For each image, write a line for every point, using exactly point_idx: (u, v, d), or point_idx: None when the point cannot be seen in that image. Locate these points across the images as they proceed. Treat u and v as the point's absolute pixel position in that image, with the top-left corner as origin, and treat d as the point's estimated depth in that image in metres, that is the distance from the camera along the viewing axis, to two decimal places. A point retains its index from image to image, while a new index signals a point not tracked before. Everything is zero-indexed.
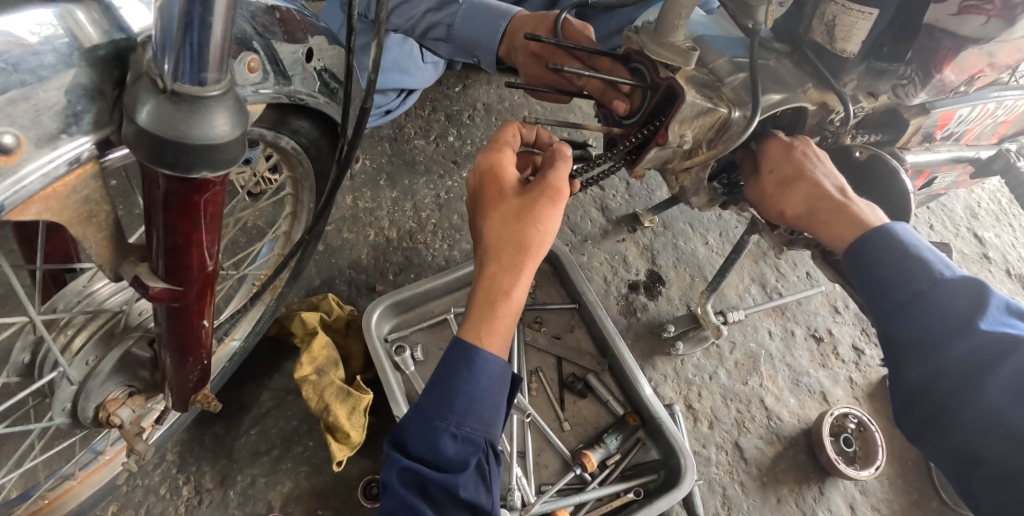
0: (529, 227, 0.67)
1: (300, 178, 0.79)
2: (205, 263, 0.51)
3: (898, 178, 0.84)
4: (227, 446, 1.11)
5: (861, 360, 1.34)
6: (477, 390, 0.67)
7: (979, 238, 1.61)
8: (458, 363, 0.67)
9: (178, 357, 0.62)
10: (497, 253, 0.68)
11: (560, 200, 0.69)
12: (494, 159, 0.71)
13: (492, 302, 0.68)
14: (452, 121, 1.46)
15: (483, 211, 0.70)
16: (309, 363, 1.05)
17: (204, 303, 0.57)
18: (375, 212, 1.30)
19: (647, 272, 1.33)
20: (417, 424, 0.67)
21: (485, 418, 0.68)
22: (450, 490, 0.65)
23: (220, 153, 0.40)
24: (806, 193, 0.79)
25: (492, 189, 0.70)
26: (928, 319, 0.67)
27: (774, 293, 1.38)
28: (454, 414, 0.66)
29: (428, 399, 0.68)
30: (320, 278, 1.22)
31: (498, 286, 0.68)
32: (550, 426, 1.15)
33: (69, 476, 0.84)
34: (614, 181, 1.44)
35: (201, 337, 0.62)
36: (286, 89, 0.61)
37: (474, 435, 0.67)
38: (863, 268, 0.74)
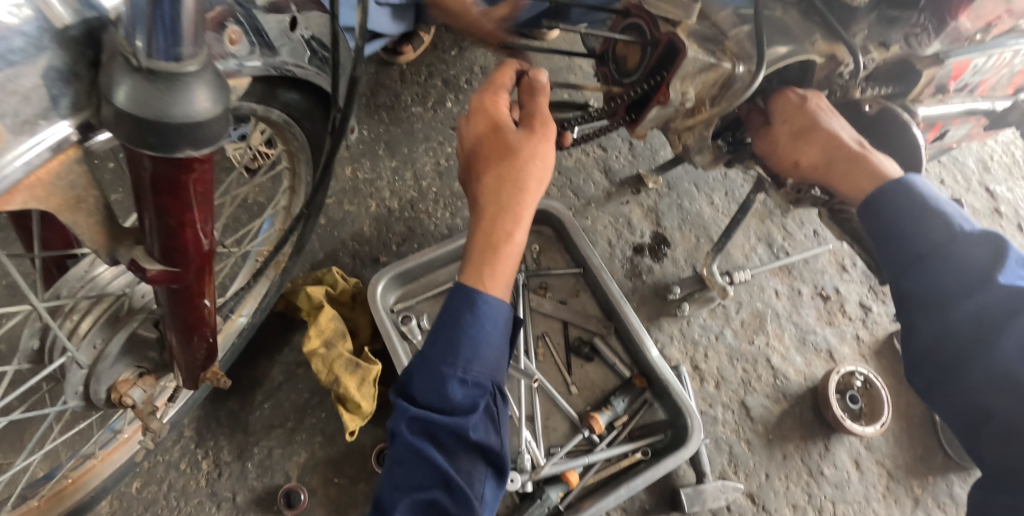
0: (528, 164, 0.67)
1: (295, 150, 0.78)
2: (202, 244, 0.50)
3: (910, 136, 0.81)
4: (242, 421, 1.13)
5: (868, 317, 1.33)
6: (484, 333, 0.66)
7: (991, 192, 1.58)
8: (462, 308, 0.66)
9: (183, 337, 0.62)
10: (495, 193, 0.67)
11: (550, 136, 0.69)
12: (490, 103, 0.70)
13: (494, 244, 0.67)
14: (449, 87, 1.42)
15: (477, 154, 0.69)
16: (317, 336, 1.06)
17: (205, 283, 0.56)
18: (376, 183, 1.29)
19: (652, 235, 1.31)
20: (423, 371, 0.65)
21: (491, 362, 0.67)
22: (460, 433, 0.65)
23: (203, 131, 0.38)
24: (823, 143, 0.77)
25: (483, 131, 0.69)
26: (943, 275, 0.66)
27: (781, 252, 1.36)
28: (461, 359, 0.65)
29: (432, 346, 0.66)
30: (323, 251, 1.22)
31: (501, 227, 0.67)
32: (558, 390, 1.15)
33: (89, 455, 0.87)
34: (617, 141, 1.39)
35: (207, 315, 0.61)
36: (273, 60, 0.59)
37: (481, 378, 0.66)
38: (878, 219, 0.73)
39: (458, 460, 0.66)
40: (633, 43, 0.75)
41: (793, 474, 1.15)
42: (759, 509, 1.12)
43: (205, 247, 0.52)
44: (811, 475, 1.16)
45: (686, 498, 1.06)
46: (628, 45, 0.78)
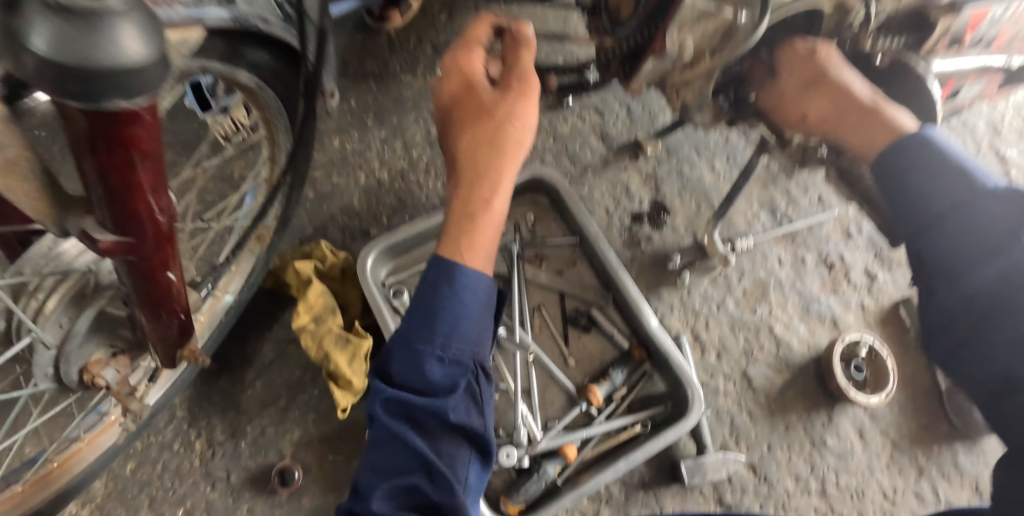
0: (506, 124, 0.64)
1: (271, 119, 0.75)
2: (156, 212, 0.47)
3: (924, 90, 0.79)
4: (234, 399, 1.11)
5: (874, 284, 1.29)
6: (463, 308, 0.62)
7: (1001, 155, 1.53)
8: (439, 281, 0.61)
9: (151, 313, 0.59)
10: (472, 156, 0.64)
11: (532, 95, 0.66)
12: (465, 62, 0.67)
13: (471, 212, 0.63)
14: (439, 52, 1.36)
15: (454, 116, 0.66)
16: (306, 312, 1.03)
17: (166, 254, 0.53)
18: (365, 153, 1.25)
19: (650, 203, 1.26)
20: (400, 349, 0.61)
21: (473, 338, 0.62)
22: (439, 416, 0.60)
23: (136, 78, 0.34)
24: (832, 95, 0.73)
25: (460, 92, 0.66)
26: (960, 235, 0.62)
27: (784, 219, 1.31)
28: (438, 335, 0.60)
29: (409, 321, 0.62)
30: (312, 225, 1.19)
31: (477, 192, 0.64)
32: (555, 362, 1.13)
33: (76, 438, 0.86)
34: (615, 106, 1.33)
35: (174, 290, 0.59)
36: (234, 10, 0.58)
37: (462, 356, 0.61)
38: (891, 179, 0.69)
39: (440, 445, 0.60)
40: None
41: (795, 445, 1.13)
42: (759, 480, 1.11)
43: (161, 216, 0.48)
44: (813, 446, 1.14)
45: (686, 470, 1.05)
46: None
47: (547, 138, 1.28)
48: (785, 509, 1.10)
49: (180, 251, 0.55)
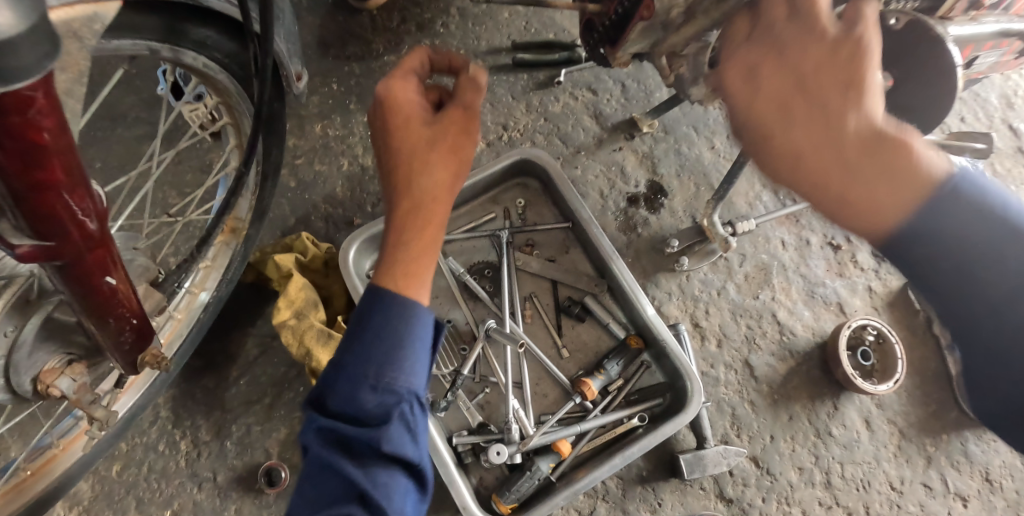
0: (438, 165, 0.64)
1: (232, 104, 0.72)
2: (79, 210, 0.44)
3: (943, 56, 0.65)
4: (218, 398, 1.08)
5: (882, 267, 1.24)
6: (395, 336, 0.59)
7: (1014, 129, 1.46)
8: (371, 307, 0.60)
9: (95, 319, 0.56)
10: (406, 184, 0.64)
11: (470, 135, 0.66)
12: (400, 93, 0.65)
13: (404, 239, 0.64)
14: (424, 31, 1.29)
15: (391, 142, 0.65)
16: (287, 308, 0.99)
17: (97, 256, 0.50)
18: (347, 139, 1.20)
19: (647, 184, 1.20)
20: (335, 377, 0.58)
21: (406, 367, 0.58)
22: (372, 445, 0.56)
23: (11, 57, 0.31)
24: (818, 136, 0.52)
25: (397, 119, 0.65)
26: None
27: (787, 200, 1.25)
28: (371, 364, 0.57)
29: (342, 352, 0.59)
30: (294, 216, 1.14)
31: (411, 224, 0.64)
32: (549, 354, 1.08)
33: (49, 445, 0.83)
34: (608, 84, 1.26)
35: (118, 293, 0.56)
36: None
37: (396, 384, 0.57)
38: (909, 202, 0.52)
39: (376, 478, 0.56)
40: None
41: (798, 435, 1.09)
42: (761, 472, 1.07)
43: (85, 215, 0.45)
44: (818, 436, 1.09)
45: (685, 465, 1.01)
46: None
47: (538, 119, 1.23)
48: (788, 502, 1.06)
49: (116, 253, 0.53)
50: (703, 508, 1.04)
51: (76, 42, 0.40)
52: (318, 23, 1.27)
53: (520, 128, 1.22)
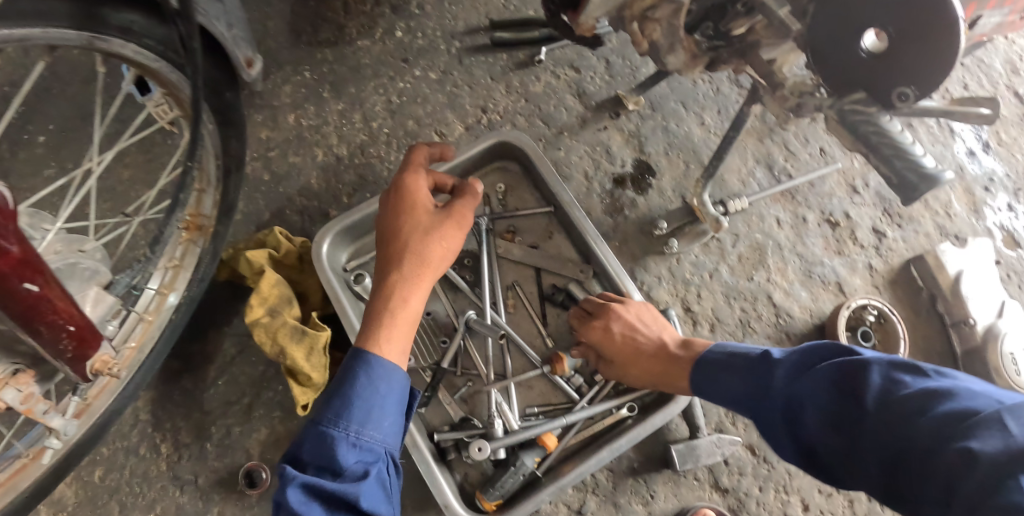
0: (429, 251, 0.75)
1: (175, 92, 0.69)
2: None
3: (948, 13, 0.55)
4: (197, 399, 1.04)
5: (883, 244, 1.19)
6: (377, 398, 0.66)
7: (1020, 96, 1.39)
8: (357, 369, 0.66)
9: (26, 329, 0.55)
10: (399, 259, 0.75)
11: (462, 229, 0.79)
12: (413, 183, 0.79)
13: (391, 307, 0.72)
14: (399, 13, 1.24)
15: (396, 221, 0.77)
16: (260, 305, 0.96)
17: (6, 258, 0.49)
18: (322, 129, 1.16)
19: (634, 163, 1.15)
20: (312, 434, 0.62)
21: (383, 428, 0.65)
22: (350, 501, 0.59)
23: None
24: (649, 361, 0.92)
25: (406, 204, 0.77)
26: (822, 412, 0.63)
27: (782, 175, 1.20)
28: (353, 423, 0.63)
29: (322, 411, 0.64)
30: (269, 210, 1.10)
31: (399, 295, 0.73)
32: (533, 344, 1.03)
33: (18, 454, 0.78)
34: (591, 61, 1.21)
35: (45, 298, 0.54)
36: None
37: (373, 443, 0.64)
38: (744, 373, 0.78)
39: None
40: None
41: None
42: (758, 460, 1.04)
43: None
44: None
45: (677, 455, 0.97)
46: None
47: (518, 100, 1.19)
48: (785, 490, 1.03)
49: (36, 258, 0.52)
50: (698, 499, 1.01)
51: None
52: (288, 8, 1.22)
53: (501, 111, 1.18)
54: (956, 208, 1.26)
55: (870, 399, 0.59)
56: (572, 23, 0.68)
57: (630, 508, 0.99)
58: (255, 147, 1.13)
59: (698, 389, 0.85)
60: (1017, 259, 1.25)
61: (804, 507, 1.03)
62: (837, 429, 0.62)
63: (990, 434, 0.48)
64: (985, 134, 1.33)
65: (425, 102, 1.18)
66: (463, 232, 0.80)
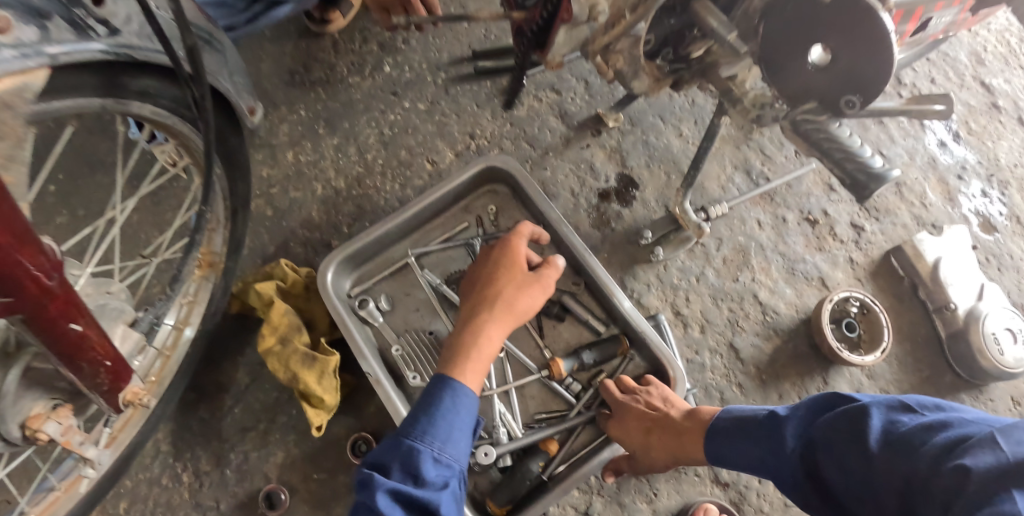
0: (515, 298, 0.84)
1: (186, 142, 0.75)
2: (31, 266, 0.51)
3: (877, 24, 0.61)
4: (215, 428, 1.09)
5: (862, 238, 1.25)
6: (458, 420, 0.73)
7: (987, 86, 1.45)
8: (444, 391, 0.74)
9: (69, 366, 0.62)
10: (491, 303, 0.83)
11: (549, 291, 0.89)
12: (517, 242, 0.90)
13: (476, 340, 0.80)
14: (386, 50, 1.31)
15: (495, 271, 0.87)
16: (271, 334, 1.01)
17: (59, 303, 0.56)
18: (319, 164, 1.22)
19: (617, 177, 1.21)
20: (396, 447, 0.69)
21: (461, 448, 0.71)
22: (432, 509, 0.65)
23: None
24: (670, 430, 0.92)
25: (507, 259, 0.88)
26: (834, 454, 0.69)
27: (760, 179, 1.25)
28: (436, 439, 0.69)
29: (409, 426, 0.70)
30: (273, 243, 1.16)
31: (486, 331, 0.81)
32: (532, 356, 1.07)
33: (52, 487, 0.83)
34: (571, 82, 1.28)
35: (86, 337, 0.61)
36: (117, 42, 0.60)
37: (453, 460, 0.70)
38: (755, 436, 0.80)
39: None
40: None
41: None
42: None
43: (39, 269, 0.52)
44: None
45: None
46: None
47: (504, 125, 1.25)
48: None
49: (79, 301, 0.59)
50: (699, 494, 1.05)
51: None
52: (281, 52, 1.29)
53: (488, 136, 1.25)
54: (931, 198, 1.31)
55: (878, 441, 0.65)
56: (543, 59, 0.74)
57: (635, 507, 1.03)
58: (257, 185, 1.19)
59: (718, 457, 0.86)
60: (994, 243, 1.29)
61: None
62: (854, 465, 0.66)
63: (981, 454, 0.56)
64: (954, 125, 1.39)
65: (415, 132, 1.25)
66: (550, 290, 0.88)
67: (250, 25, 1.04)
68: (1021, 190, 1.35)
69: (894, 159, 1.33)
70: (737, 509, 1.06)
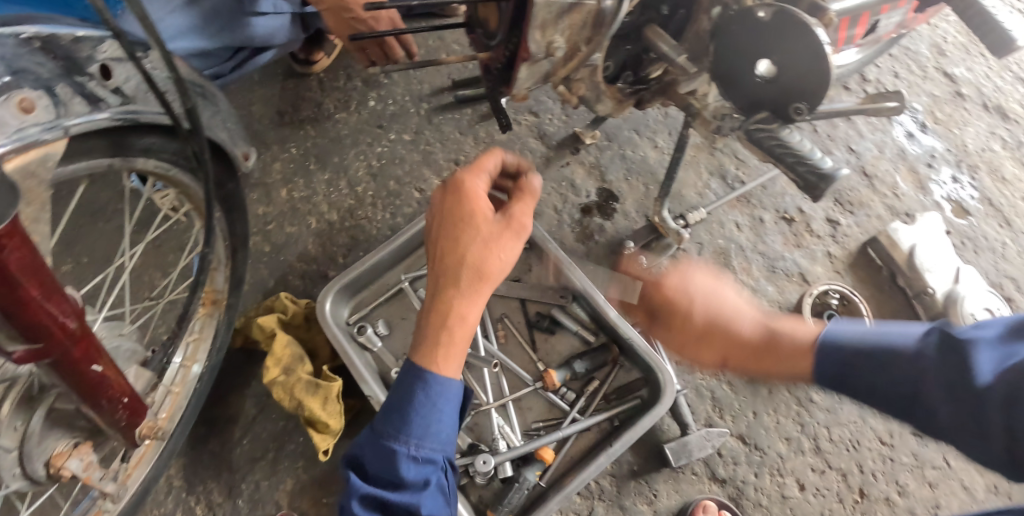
0: (480, 267, 0.72)
1: (187, 190, 0.81)
2: (57, 314, 0.58)
3: (814, 40, 0.66)
4: (225, 459, 1.13)
5: (838, 232, 1.29)
6: (433, 412, 0.70)
7: (950, 75, 1.50)
8: (414, 386, 0.70)
9: (92, 404, 0.68)
10: (454, 277, 0.72)
11: (523, 233, 0.76)
12: (469, 190, 0.75)
13: (447, 322, 0.72)
14: (370, 85, 1.37)
15: (454, 229, 0.73)
16: (275, 366, 1.05)
17: (82, 345, 0.63)
18: (312, 199, 1.27)
19: (598, 192, 1.26)
20: (374, 447, 0.69)
21: (441, 439, 0.71)
22: (413, 509, 0.67)
23: None
24: (734, 345, 0.78)
25: (468, 211, 0.74)
26: (881, 367, 0.64)
27: (736, 182, 1.30)
28: (413, 437, 0.69)
29: (383, 423, 0.70)
30: (273, 278, 1.21)
31: (455, 310, 0.72)
32: (526, 369, 1.11)
33: None
34: (548, 104, 1.33)
35: (107, 377, 0.68)
36: (123, 108, 0.65)
37: (433, 455, 0.69)
38: (866, 355, 0.66)
39: None
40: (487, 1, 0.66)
41: (780, 408, 1.15)
42: (750, 448, 1.12)
43: (63, 316, 0.59)
44: (799, 405, 1.16)
45: (671, 453, 1.05)
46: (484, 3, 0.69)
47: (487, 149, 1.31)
48: (781, 473, 1.12)
49: (98, 343, 0.65)
50: (699, 492, 1.09)
51: (34, 178, 0.58)
52: (269, 95, 1.34)
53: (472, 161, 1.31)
54: (902, 188, 1.36)
55: (934, 356, 0.60)
56: (508, 94, 0.74)
57: (637, 509, 1.06)
58: (254, 223, 1.24)
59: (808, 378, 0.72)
60: (968, 227, 1.34)
61: (800, 486, 1.11)
62: (903, 377, 0.62)
63: None
64: (920, 115, 1.44)
65: (402, 163, 1.31)
66: (519, 240, 0.75)
67: (236, 70, 1.09)
68: (991, 173, 1.40)
69: (864, 154, 1.38)
70: (736, 505, 1.09)
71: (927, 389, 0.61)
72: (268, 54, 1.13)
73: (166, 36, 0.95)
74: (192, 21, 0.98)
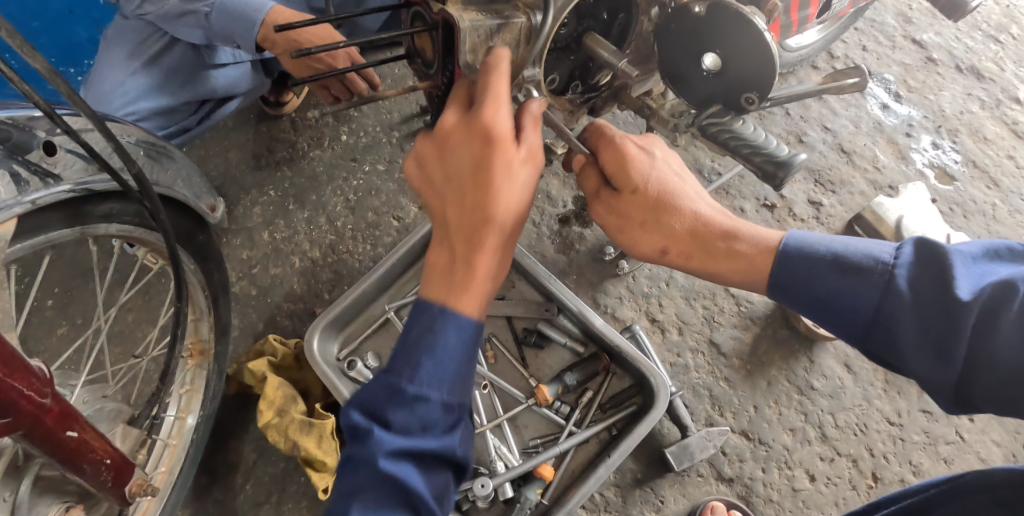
0: (512, 209, 0.59)
1: (155, 246, 0.82)
2: (24, 387, 0.59)
3: (754, 33, 0.65)
4: (230, 507, 1.13)
5: (821, 213, 1.28)
6: (468, 348, 0.58)
7: (919, 41, 1.48)
8: (449, 320, 0.57)
9: (74, 468, 0.69)
10: (501, 227, 0.59)
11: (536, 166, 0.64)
12: (503, 123, 0.58)
13: (493, 276, 0.60)
14: (340, 119, 1.38)
15: (491, 169, 0.58)
16: (268, 409, 1.06)
17: (54, 414, 0.63)
18: (294, 238, 1.28)
19: (574, 201, 1.25)
20: (395, 391, 0.56)
21: (469, 379, 0.59)
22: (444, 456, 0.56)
23: None
24: (678, 232, 0.65)
25: (501, 149, 0.58)
26: (846, 272, 0.56)
27: (712, 175, 1.29)
28: (444, 376, 0.56)
29: (404, 360, 0.57)
30: (261, 321, 1.22)
31: (494, 264, 0.60)
32: (519, 386, 1.10)
33: None
34: None
35: (85, 441, 0.68)
36: (79, 181, 0.66)
37: (463, 397, 0.58)
38: (830, 260, 0.58)
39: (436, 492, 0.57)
40: (419, 32, 0.66)
41: (781, 398, 1.13)
42: (754, 444, 1.10)
43: (32, 389, 0.60)
44: (800, 393, 1.14)
45: (672, 457, 1.03)
46: (418, 33, 0.69)
47: None
48: (789, 465, 1.09)
49: (72, 410, 0.66)
50: (706, 494, 1.07)
51: None
52: (242, 139, 1.35)
53: None
54: (883, 160, 1.34)
55: (906, 269, 0.54)
56: None
57: None
58: (238, 267, 1.25)
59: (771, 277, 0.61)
60: (955, 192, 1.32)
61: (810, 477, 1.09)
62: (866, 292, 0.55)
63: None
64: (894, 85, 1.42)
65: (379, 193, 1.32)
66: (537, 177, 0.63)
67: (202, 124, 1.13)
68: (972, 135, 1.38)
69: (840, 131, 1.36)
70: (746, 503, 1.07)
71: (893, 303, 0.54)
72: (234, 104, 1.14)
73: (129, 96, 1.03)
74: (153, 81, 1.05)
